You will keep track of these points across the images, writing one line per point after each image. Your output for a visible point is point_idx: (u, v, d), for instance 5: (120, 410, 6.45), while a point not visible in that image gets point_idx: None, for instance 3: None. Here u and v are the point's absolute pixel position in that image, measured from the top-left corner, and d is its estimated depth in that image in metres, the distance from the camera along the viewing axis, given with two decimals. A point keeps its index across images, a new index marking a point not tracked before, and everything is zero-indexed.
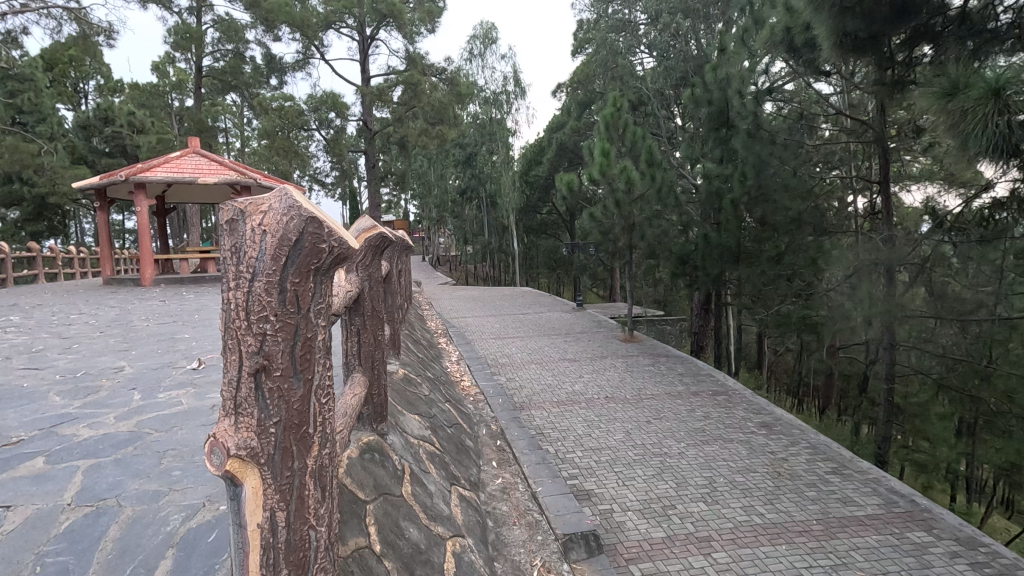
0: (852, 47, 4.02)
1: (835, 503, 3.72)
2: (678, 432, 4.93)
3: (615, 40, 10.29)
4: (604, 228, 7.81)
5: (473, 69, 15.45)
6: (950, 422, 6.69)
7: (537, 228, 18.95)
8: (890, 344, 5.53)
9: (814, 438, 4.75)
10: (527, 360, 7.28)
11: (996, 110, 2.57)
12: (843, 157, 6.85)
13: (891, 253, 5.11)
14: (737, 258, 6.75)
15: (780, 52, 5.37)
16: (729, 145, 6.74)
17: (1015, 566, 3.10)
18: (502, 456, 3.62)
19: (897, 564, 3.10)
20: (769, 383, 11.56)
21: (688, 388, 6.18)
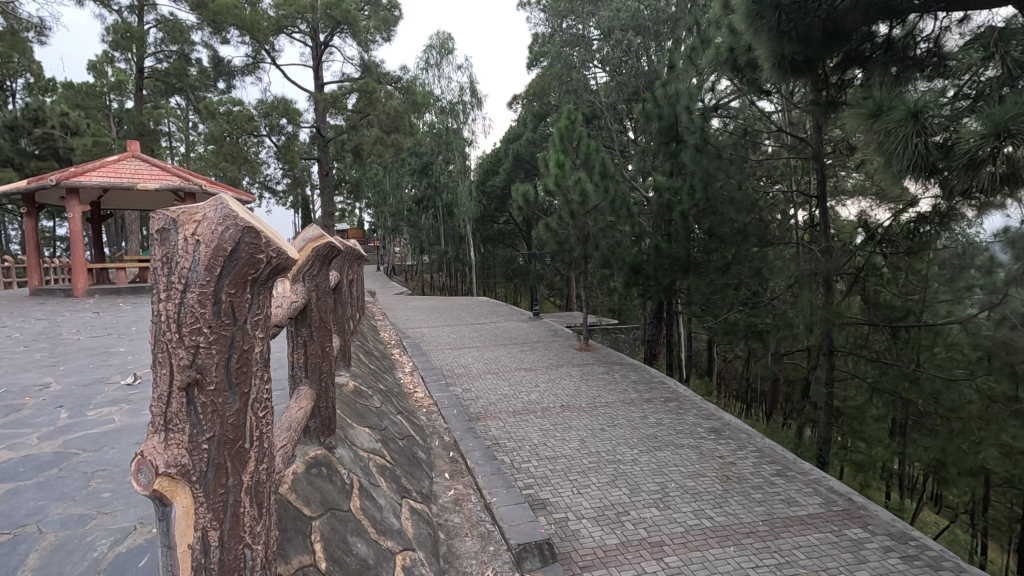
0: (790, 69, 4.25)
1: (780, 503, 3.88)
2: (632, 439, 5.03)
3: (570, 54, 10.55)
4: (559, 238, 7.91)
5: (429, 78, 15.46)
6: (884, 423, 7.08)
7: (494, 237, 19.02)
8: (829, 350, 5.81)
9: (759, 441, 4.93)
10: (482, 370, 7.27)
11: (914, 132, 2.78)
12: (784, 171, 7.22)
13: (828, 263, 5.41)
14: (687, 268, 6.97)
15: (725, 70, 5.63)
16: (679, 159, 6.96)
17: (942, 558, 3.30)
18: (455, 467, 3.59)
19: (835, 560, 3.25)
20: (719, 389, 11.94)
21: (641, 395, 6.31)
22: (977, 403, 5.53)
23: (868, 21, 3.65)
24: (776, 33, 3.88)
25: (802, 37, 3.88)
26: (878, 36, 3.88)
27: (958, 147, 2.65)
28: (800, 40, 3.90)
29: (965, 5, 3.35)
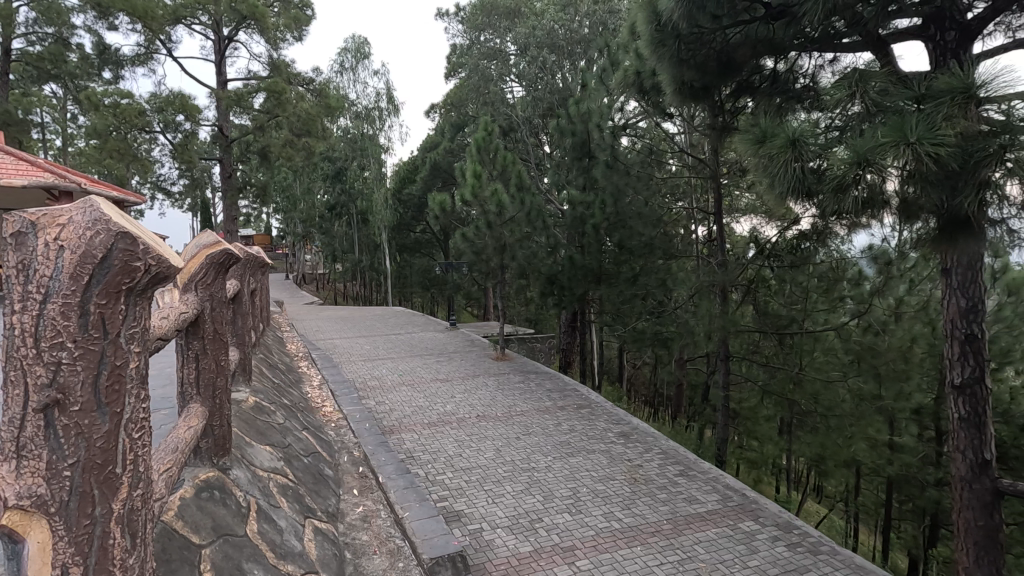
0: (690, 94, 4.58)
1: (682, 502, 4.11)
2: (546, 446, 5.12)
3: (488, 67, 10.80)
4: (476, 248, 7.94)
5: (344, 82, 15.07)
6: (773, 422, 7.73)
7: (410, 246, 18.71)
8: (725, 355, 6.27)
9: (664, 444, 5.21)
10: (397, 382, 7.10)
11: (793, 158, 3.08)
12: (686, 190, 7.75)
13: (724, 275, 5.84)
14: (598, 278, 7.25)
15: (633, 92, 5.96)
16: (591, 174, 7.25)
17: (821, 543, 3.64)
18: (364, 483, 3.47)
19: (731, 552, 3.49)
20: (630, 396, 12.49)
21: (555, 403, 6.45)
22: (848, 402, 6.20)
23: (756, 55, 4.02)
24: (676, 61, 4.20)
25: (699, 66, 4.21)
26: (765, 69, 4.27)
27: (827, 174, 2.98)
28: (697, 69, 4.23)
29: (835, 47, 3.78)
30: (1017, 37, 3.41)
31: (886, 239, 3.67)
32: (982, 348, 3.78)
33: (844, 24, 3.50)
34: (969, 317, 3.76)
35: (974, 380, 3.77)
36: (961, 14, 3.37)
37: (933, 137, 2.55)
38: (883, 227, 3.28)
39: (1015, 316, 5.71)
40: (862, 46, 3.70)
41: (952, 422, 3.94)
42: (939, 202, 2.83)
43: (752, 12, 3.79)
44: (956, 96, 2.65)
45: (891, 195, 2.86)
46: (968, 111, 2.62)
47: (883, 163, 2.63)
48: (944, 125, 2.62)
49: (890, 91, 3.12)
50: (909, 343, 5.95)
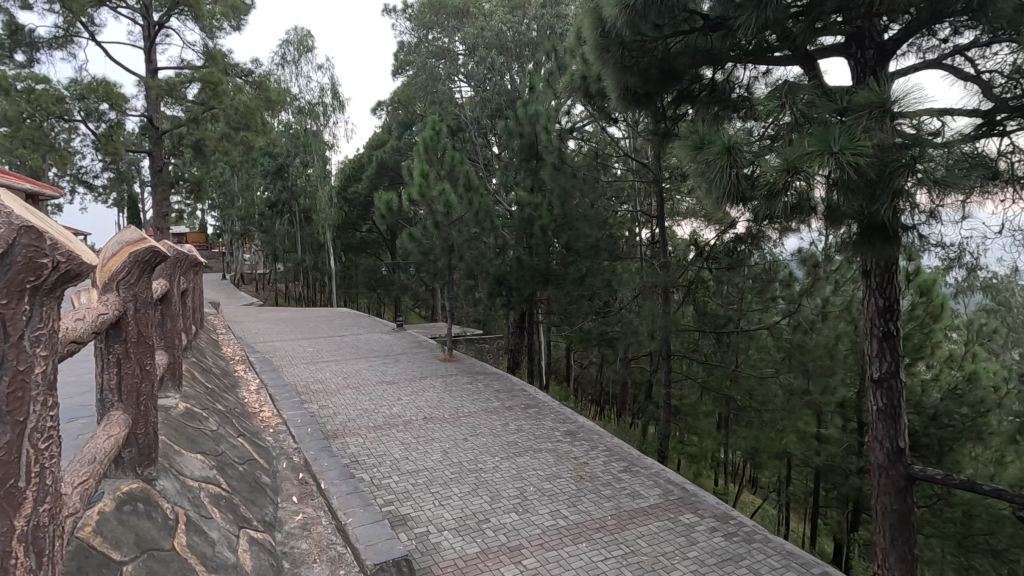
0: (634, 100, 4.70)
1: (626, 497, 4.21)
2: (493, 446, 5.13)
3: (435, 66, 10.73)
4: (423, 249, 7.83)
5: (286, 75, 14.56)
6: (711, 417, 8.05)
7: (356, 246, 18.28)
8: (667, 354, 6.48)
9: (609, 441, 5.32)
10: (341, 385, 6.92)
11: (729, 164, 3.22)
12: (630, 194, 7.97)
13: (666, 276, 6.04)
14: (546, 279, 7.32)
15: (579, 96, 6.05)
16: (539, 176, 7.30)
17: (754, 532, 3.82)
18: (304, 490, 3.35)
19: (671, 544, 3.60)
20: (576, 395, 12.69)
21: (503, 403, 6.46)
22: (780, 397, 6.53)
23: (695, 65, 4.17)
24: (620, 66, 4.27)
25: (642, 73, 4.31)
26: (704, 78, 4.44)
27: (760, 180, 3.12)
28: (640, 75, 4.33)
29: (768, 60, 3.99)
30: (928, 57, 3.70)
31: (813, 243, 3.90)
32: (898, 345, 4.08)
33: (776, 38, 3.69)
34: (886, 316, 4.05)
35: (890, 374, 4.07)
36: (879, 35, 3.63)
37: (853, 147, 2.73)
38: (811, 231, 3.48)
39: (926, 314, 6.19)
40: (792, 60, 3.93)
41: (871, 414, 4.22)
42: (860, 208, 3.03)
43: (691, 22, 3.93)
44: (873, 110, 2.85)
45: (817, 202, 3.04)
46: (883, 124, 2.83)
47: (810, 170, 2.79)
48: (863, 136, 2.81)
49: (815, 103, 3.31)
50: (834, 341, 6.34)
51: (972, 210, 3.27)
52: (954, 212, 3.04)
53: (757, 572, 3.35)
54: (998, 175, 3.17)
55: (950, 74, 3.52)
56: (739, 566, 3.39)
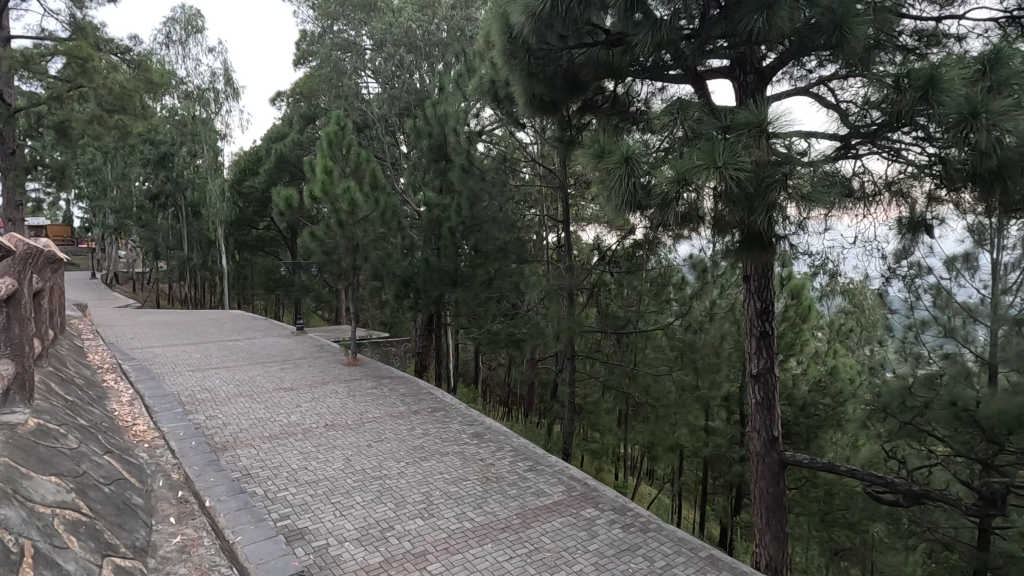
0: (540, 107, 4.84)
1: (530, 496, 4.29)
2: (398, 452, 5.00)
3: (341, 59, 10.25)
4: (326, 248, 7.37)
5: (171, 56, 13.34)
6: (613, 414, 8.43)
7: (251, 245, 17.11)
8: (571, 354, 6.68)
9: (515, 441, 5.39)
10: (232, 393, 6.42)
11: (627, 173, 3.39)
12: (537, 198, 8.16)
13: (570, 279, 6.24)
14: (454, 281, 7.27)
15: (488, 100, 6.10)
16: (447, 177, 7.25)
17: (649, 521, 4.04)
18: (185, 509, 3.07)
19: (573, 538, 3.71)
20: (485, 397, 12.74)
21: (409, 407, 6.33)
22: (673, 393, 6.97)
23: (597, 77, 4.38)
24: (527, 73, 4.37)
25: (547, 80, 4.45)
26: (607, 90, 4.71)
27: (654, 190, 3.32)
28: (546, 83, 4.47)
29: (663, 77, 4.27)
30: (799, 85, 4.13)
31: (703, 249, 4.20)
32: (773, 343, 4.50)
33: (670, 57, 3.96)
34: (763, 317, 4.47)
35: (766, 369, 4.48)
36: (758, 61, 4.00)
37: (735, 162, 2.98)
38: (701, 237, 3.76)
39: (796, 315, 6.87)
40: (684, 79, 4.24)
41: (750, 407, 4.62)
42: (741, 219, 3.31)
43: (594, 36, 4.10)
44: (751, 129, 3.13)
45: (705, 212, 3.28)
46: (759, 143, 3.12)
47: (699, 182, 3.01)
48: (743, 153, 3.07)
49: (703, 121, 3.59)
50: (719, 340, 6.88)
51: (832, 223, 3.71)
52: (817, 224, 3.42)
53: (651, 559, 3.53)
54: (853, 193, 3.62)
55: (815, 102, 3.96)
56: (635, 555, 3.56)
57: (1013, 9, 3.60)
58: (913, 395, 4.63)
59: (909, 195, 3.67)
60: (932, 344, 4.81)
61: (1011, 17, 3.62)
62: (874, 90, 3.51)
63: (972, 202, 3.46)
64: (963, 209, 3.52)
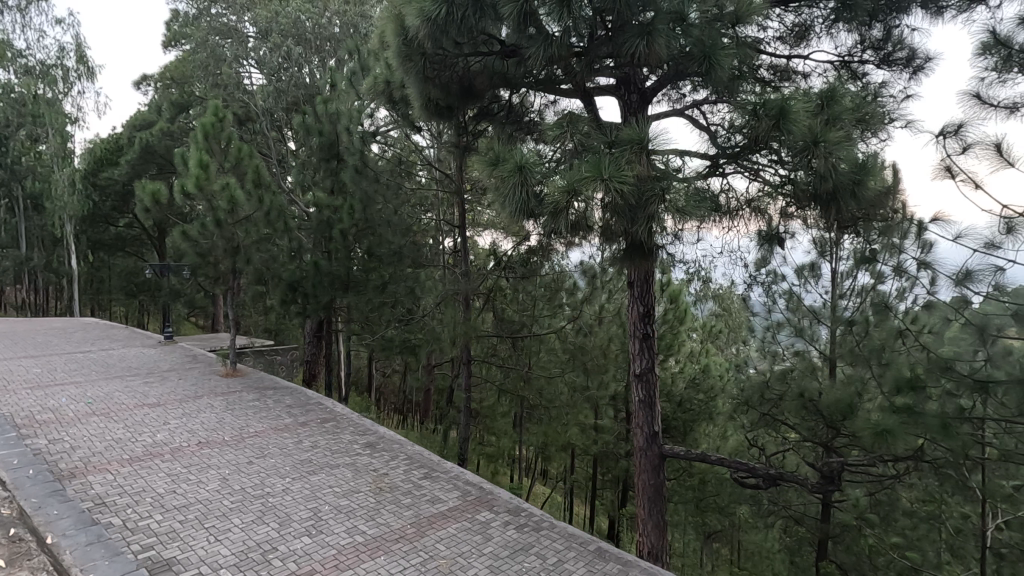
0: (436, 111, 4.84)
1: (425, 504, 4.23)
2: (283, 467, 4.70)
3: (219, 45, 9.41)
4: (201, 249, 6.76)
5: (6, 25, 11.60)
6: (508, 417, 8.57)
7: (109, 244, 14.97)
8: (467, 359, 6.70)
9: (409, 449, 5.29)
10: (82, 413, 5.65)
11: (520, 181, 3.46)
12: (434, 203, 8.11)
13: (466, 285, 6.28)
14: (346, 286, 6.98)
15: (382, 101, 5.97)
16: (339, 178, 6.97)
17: (541, 520, 4.16)
18: (19, 549, 2.64)
19: (468, 543, 3.72)
20: (379, 405, 12.38)
21: (295, 420, 5.97)
22: (565, 394, 7.24)
23: (492, 85, 4.48)
24: (423, 77, 4.35)
25: (443, 85, 4.46)
26: (502, 99, 4.85)
27: (547, 199, 3.43)
28: (442, 88, 4.48)
29: (555, 91, 4.49)
30: (675, 107, 4.51)
31: (593, 257, 4.41)
32: (654, 344, 4.84)
33: (562, 72, 4.15)
34: (645, 320, 4.79)
35: (647, 369, 4.81)
36: (641, 82, 4.31)
37: (619, 176, 3.16)
38: (591, 245, 3.95)
39: (674, 318, 7.44)
40: (574, 93, 4.48)
41: (634, 405, 4.92)
42: (625, 229, 3.53)
43: (489, 45, 4.17)
44: (633, 146, 3.36)
45: (593, 221, 3.46)
46: (641, 158, 3.34)
47: (587, 193, 3.16)
48: (627, 167, 3.28)
49: (591, 135, 3.80)
50: (607, 342, 7.27)
51: (703, 234, 4.09)
52: (691, 235, 3.75)
53: (543, 557, 3.63)
54: (720, 207, 4.02)
55: (689, 123, 4.34)
56: (528, 554, 3.65)
57: (845, 54, 4.21)
58: (770, 388, 5.20)
59: (766, 211, 4.14)
60: (785, 343, 5.45)
61: (844, 61, 4.24)
62: (738, 115, 3.93)
63: (814, 219, 3.98)
64: (808, 225, 4.04)
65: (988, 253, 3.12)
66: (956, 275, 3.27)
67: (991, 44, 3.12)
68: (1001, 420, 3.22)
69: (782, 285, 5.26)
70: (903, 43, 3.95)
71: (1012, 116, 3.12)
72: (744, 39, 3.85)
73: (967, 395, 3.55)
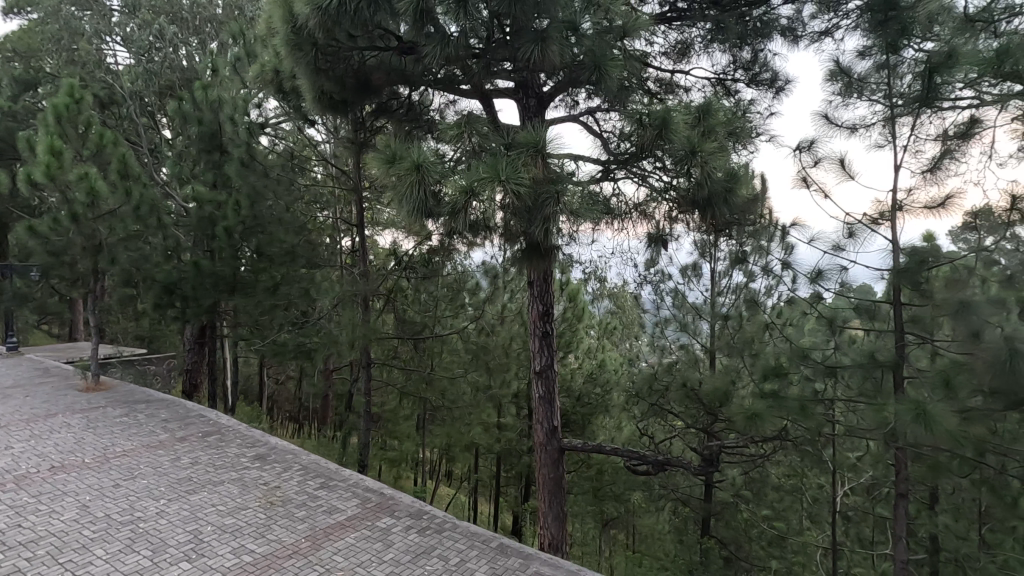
0: (330, 105, 4.62)
1: (321, 515, 4.04)
2: (157, 488, 4.27)
3: (76, 17, 8.34)
4: (53, 247, 5.95)
5: None
6: (411, 420, 8.42)
7: None
8: (366, 363, 6.48)
9: (304, 459, 5.02)
10: None
11: (417, 180, 3.41)
12: (329, 200, 7.76)
13: (365, 285, 6.08)
14: (232, 288, 6.42)
15: (271, 90, 5.61)
16: (223, 171, 6.44)
17: (444, 521, 4.13)
18: None
19: (368, 552, 3.60)
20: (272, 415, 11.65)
21: (172, 435, 5.44)
22: (467, 394, 7.25)
23: (389, 82, 4.37)
24: (314, 69, 4.15)
25: (337, 79, 4.28)
26: (402, 96, 4.75)
27: (445, 199, 3.42)
28: (336, 81, 4.30)
29: (454, 91, 4.48)
30: (571, 113, 4.68)
31: (494, 257, 4.46)
32: (553, 342, 4.99)
33: (460, 73, 4.15)
34: (544, 319, 4.92)
35: (547, 366, 4.95)
36: (538, 87, 4.42)
37: (516, 178, 3.23)
38: (492, 245, 3.98)
39: (573, 317, 7.72)
40: (474, 95, 4.50)
41: (534, 401, 5.04)
42: (523, 230, 3.60)
43: (386, 40, 4.07)
44: (530, 149, 3.45)
45: (493, 222, 3.50)
46: (536, 161, 3.43)
47: (486, 194, 3.20)
48: (523, 169, 3.36)
49: (489, 137, 3.85)
50: (510, 340, 7.37)
51: (597, 235, 4.29)
52: (585, 236, 3.91)
53: (446, 558, 3.60)
54: (610, 210, 4.23)
55: (584, 129, 4.53)
56: (431, 557, 3.60)
57: (720, 72, 4.60)
58: (658, 379, 5.57)
59: (652, 214, 4.41)
60: (672, 338, 5.84)
61: (719, 78, 4.63)
62: (627, 124, 4.16)
63: (696, 223, 4.32)
64: (690, 229, 4.36)
65: (835, 254, 3.57)
66: (809, 274, 3.75)
67: (836, 72, 3.58)
68: (846, 399, 3.70)
69: (669, 284, 5.65)
70: (767, 66, 4.40)
71: (853, 135, 3.60)
72: (631, 53, 4.08)
73: (819, 380, 4.03)
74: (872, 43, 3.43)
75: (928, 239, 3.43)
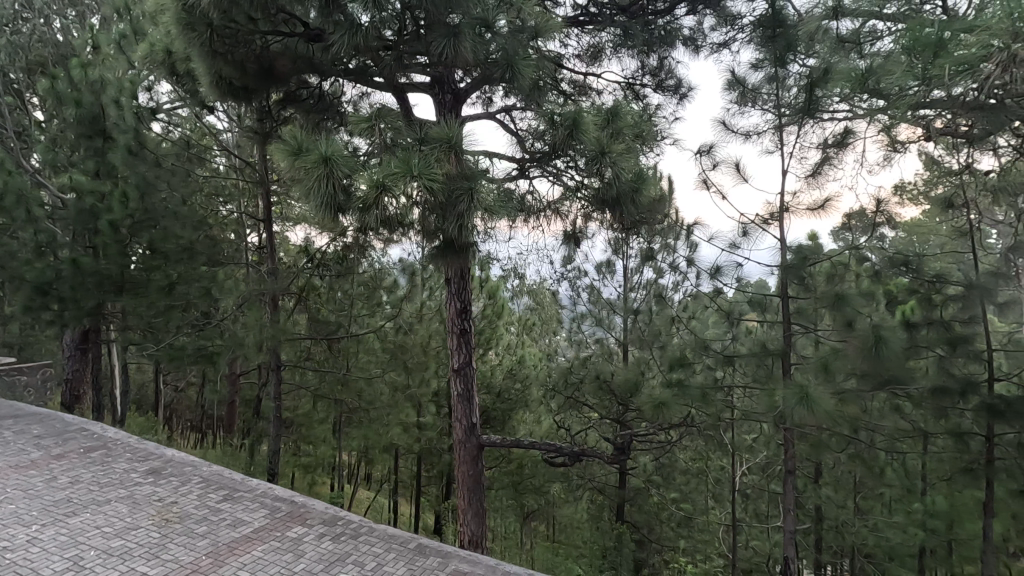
0: (229, 92, 4.30)
1: (224, 529, 3.78)
2: (27, 513, 3.79)
3: None
4: None
5: None
6: (325, 423, 8.09)
7: None
8: (275, 365, 6.15)
9: (204, 471, 4.68)
10: None
11: (325, 174, 3.26)
12: (232, 193, 7.26)
13: (273, 284, 5.76)
14: (120, 288, 5.85)
15: (163, 72, 5.15)
16: (107, 159, 5.67)
17: (359, 526, 4.01)
18: None
19: (277, 564, 3.42)
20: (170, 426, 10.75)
21: (47, 453, 4.87)
22: (385, 394, 7.08)
23: (296, 70, 4.13)
24: (209, 51, 3.84)
25: (238, 63, 3.99)
26: (311, 85, 4.54)
27: (356, 193, 3.30)
28: (236, 66, 4.01)
29: (366, 82, 4.33)
30: (487, 110, 4.68)
31: (410, 254, 4.38)
32: (471, 339, 4.98)
33: (373, 64, 4.02)
34: (462, 316, 4.90)
35: (465, 363, 4.94)
36: (454, 83, 4.38)
37: (429, 173, 3.19)
38: (407, 241, 3.90)
39: (492, 314, 7.76)
40: (387, 87, 4.38)
41: (453, 399, 5.01)
42: (438, 226, 3.55)
43: (291, 25, 3.86)
44: (444, 145, 3.41)
45: (408, 219, 3.44)
46: (450, 157, 3.41)
47: (400, 189, 3.13)
48: (437, 165, 3.32)
49: (402, 131, 3.76)
50: (429, 338, 7.28)
51: (513, 232, 4.34)
52: (500, 233, 3.93)
53: (361, 564, 3.49)
54: (526, 208, 4.28)
55: (500, 127, 4.55)
56: (346, 564, 3.48)
57: (630, 77, 4.79)
58: (574, 373, 5.72)
59: (567, 212, 4.51)
60: (588, 332, 6.01)
61: (629, 82, 4.82)
62: (541, 123, 4.23)
63: (608, 222, 4.47)
64: (603, 227, 4.51)
65: (732, 252, 3.84)
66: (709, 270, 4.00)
67: (732, 82, 3.84)
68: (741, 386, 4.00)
69: (585, 280, 5.82)
70: (672, 73, 4.64)
71: (747, 141, 3.89)
72: (545, 54, 4.15)
73: (720, 369, 4.31)
74: (764, 56, 3.71)
75: (810, 238, 3.77)
